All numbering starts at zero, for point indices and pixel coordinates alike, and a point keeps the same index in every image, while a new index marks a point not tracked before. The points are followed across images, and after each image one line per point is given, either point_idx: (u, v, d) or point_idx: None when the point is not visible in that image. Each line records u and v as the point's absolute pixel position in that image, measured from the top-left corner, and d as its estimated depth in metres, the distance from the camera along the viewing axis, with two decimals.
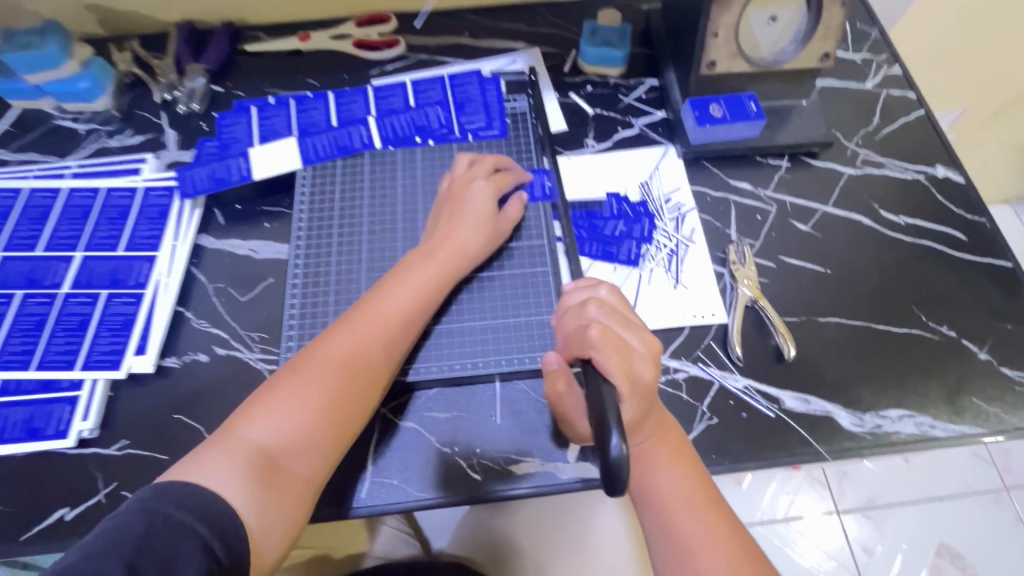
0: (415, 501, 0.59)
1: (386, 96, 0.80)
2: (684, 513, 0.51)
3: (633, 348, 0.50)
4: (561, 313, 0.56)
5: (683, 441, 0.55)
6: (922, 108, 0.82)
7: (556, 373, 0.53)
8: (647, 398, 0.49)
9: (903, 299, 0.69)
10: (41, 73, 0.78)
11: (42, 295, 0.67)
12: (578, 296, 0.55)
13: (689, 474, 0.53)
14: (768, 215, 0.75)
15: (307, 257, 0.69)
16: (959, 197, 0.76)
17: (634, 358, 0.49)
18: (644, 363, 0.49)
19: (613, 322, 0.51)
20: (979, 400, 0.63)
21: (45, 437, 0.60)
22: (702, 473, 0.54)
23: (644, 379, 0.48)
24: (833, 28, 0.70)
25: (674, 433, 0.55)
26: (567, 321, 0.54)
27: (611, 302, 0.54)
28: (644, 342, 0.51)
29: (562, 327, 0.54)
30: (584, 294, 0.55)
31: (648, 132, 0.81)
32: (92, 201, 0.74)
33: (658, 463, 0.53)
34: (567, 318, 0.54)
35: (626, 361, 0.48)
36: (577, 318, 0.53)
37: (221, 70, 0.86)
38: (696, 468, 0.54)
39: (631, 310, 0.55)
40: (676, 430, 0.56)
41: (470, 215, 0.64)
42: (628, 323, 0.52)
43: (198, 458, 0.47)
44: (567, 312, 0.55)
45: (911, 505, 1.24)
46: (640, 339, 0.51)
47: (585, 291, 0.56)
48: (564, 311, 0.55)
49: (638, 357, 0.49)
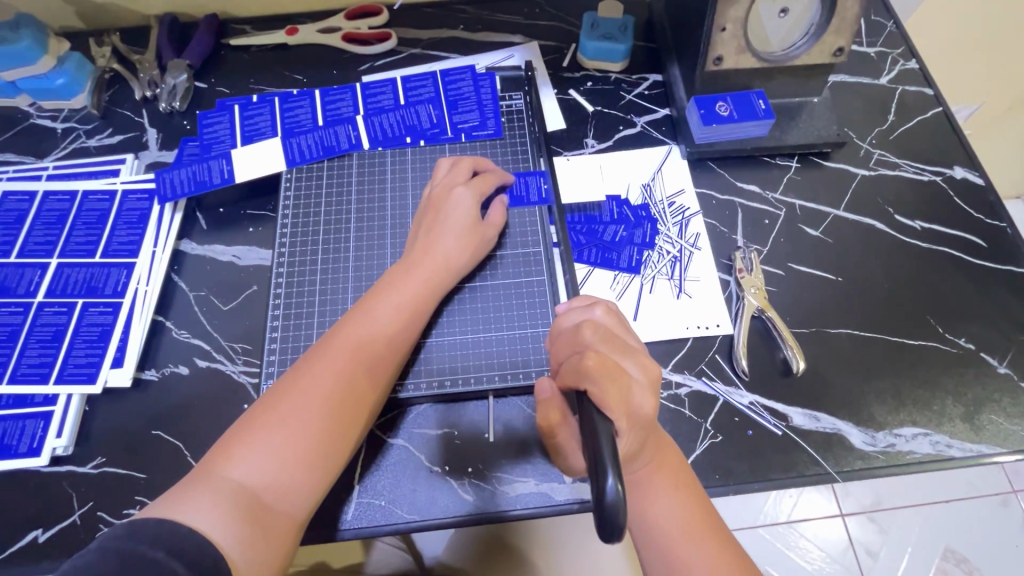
0: (406, 524, 0.56)
1: (375, 94, 0.76)
2: (684, 543, 0.48)
3: (630, 377, 0.47)
4: (556, 337, 0.53)
5: (682, 467, 0.52)
6: (940, 105, 0.78)
7: (549, 404, 0.48)
8: (645, 430, 0.47)
9: (919, 309, 0.66)
10: (15, 70, 0.74)
11: (15, 305, 0.65)
12: (572, 318, 0.52)
13: (689, 502, 0.50)
14: (777, 219, 0.71)
15: (292, 264, 0.66)
16: (978, 200, 0.72)
17: (631, 388, 0.46)
18: (642, 393, 0.47)
19: (609, 348, 0.49)
20: (997, 417, 0.60)
21: (17, 454, 0.58)
22: (703, 500, 0.51)
23: (642, 411, 0.46)
24: (849, 20, 0.65)
25: (673, 458, 0.52)
26: (561, 347, 0.51)
27: (607, 324, 0.51)
28: (640, 371, 0.48)
29: (557, 354, 0.52)
30: (578, 316, 0.52)
31: (652, 131, 0.77)
32: (68, 204, 0.71)
33: (656, 490, 0.50)
34: (562, 344, 0.51)
35: (623, 391, 0.45)
36: (572, 343, 0.50)
37: (206, 66, 0.82)
38: (696, 494, 0.51)
39: (628, 333, 0.52)
40: (675, 454, 0.53)
41: (456, 224, 0.61)
42: (625, 349, 0.49)
43: (176, 497, 0.43)
44: (562, 336, 0.52)
45: (917, 508, 1.21)
46: (637, 366, 0.49)
47: (580, 312, 0.53)
48: (558, 335, 0.53)
49: (636, 388, 0.47)
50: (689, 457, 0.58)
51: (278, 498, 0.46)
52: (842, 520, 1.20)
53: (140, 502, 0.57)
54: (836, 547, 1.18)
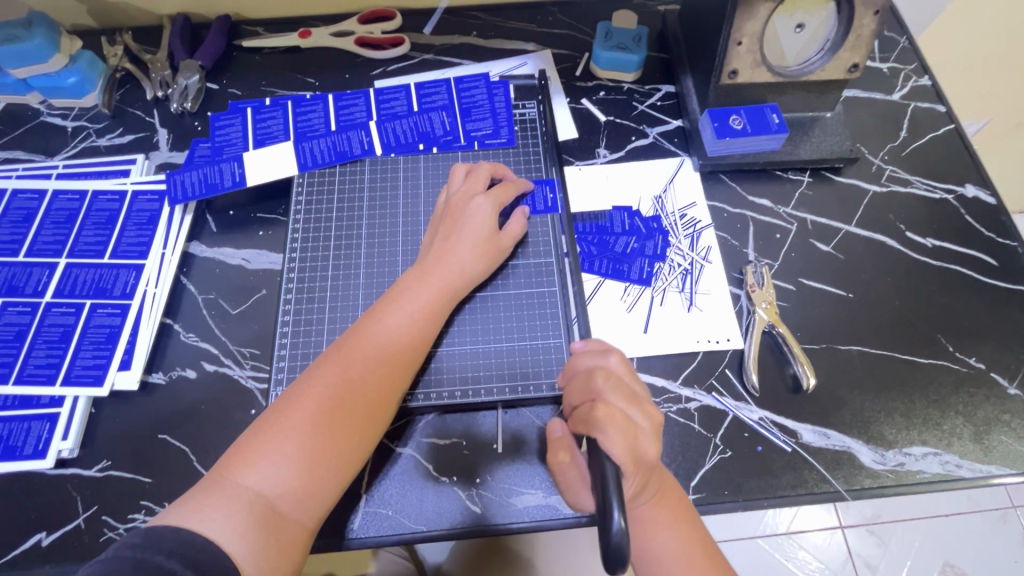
0: (412, 533, 0.56)
1: (389, 100, 0.76)
2: (684, 573, 0.49)
3: (635, 423, 0.48)
4: (570, 379, 0.54)
5: (682, 499, 0.52)
6: (952, 122, 0.78)
7: (559, 443, 0.53)
8: (646, 472, 0.48)
9: (929, 328, 0.65)
10: (27, 68, 0.74)
11: (22, 304, 0.64)
12: (586, 362, 0.53)
13: (689, 533, 0.51)
14: (788, 234, 0.71)
15: (302, 269, 0.66)
16: (989, 219, 0.72)
17: (637, 435, 0.48)
18: (646, 439, 0.48)
19: (620, 397, 0.49)
20: (1006, 438, 0.60)
21: (22, 456, 0.58)
22: (700, 530, 0.52)
23: (646, 455, 0.47)
24: (864, 37, 0.65)
25: (673, 491, 0.52)
26: (574, 391, 0.52)
27: (620, 373, 0.52)
28: (646, 418, 0.49)
29: (570, 397, 0.53)
30: (594, 361, 0.53)
31: (664, 142, 0.77)
32: (78, 203, 0.71)
33: (657, 524, 0.50)
34: (576, 389, 0.52)
35: (630, 439, 0.46)
36: (585, 388, 0.51)
37: (217, 67, 0.82)
38: (695, 525, 0.52)
39: (638, 380, 0.53)
40: (675, 484, 0.53)
41: (471, 233, 0.61)
42: (635, 399, 0.50)
43: (191, 506, 0.43)
44: (576, 378, 0.53)
45: (918, 522, 1.20)
46: (645, 414, 0.49)
47: (595, 358, 0.53)
48: (573, 377, 0.54)
49: (641, 434, 0.48)
50: (697, 473, 0.58)
51: (293, 507, 0.46)
52: (841, 533, 1.20)
53: (146, 507, 0.57)
54: (836, 559, 1.18)
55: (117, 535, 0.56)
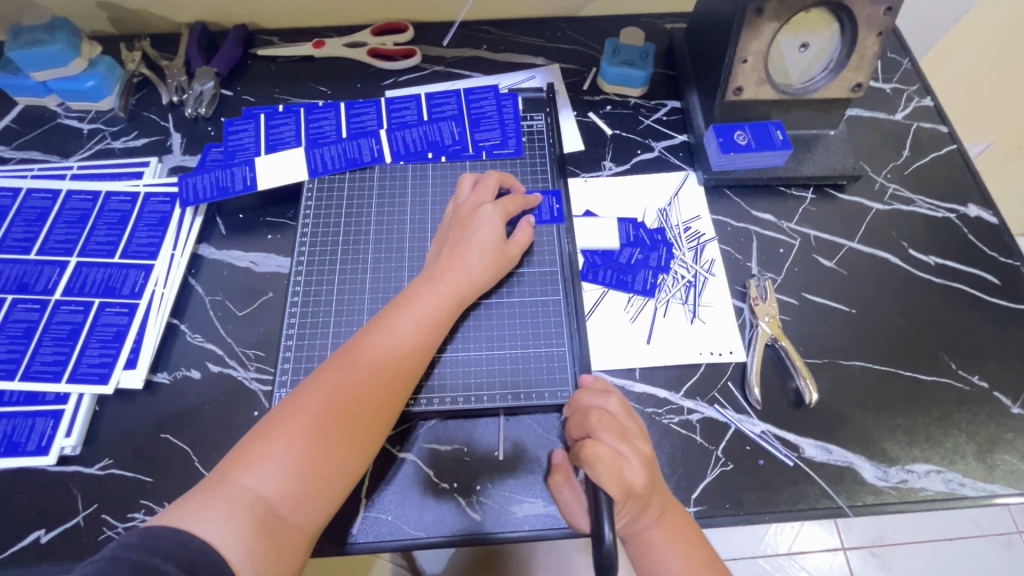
0: (411, 539, 0.55)
1: (399, 109, 0.77)
2: None
3: (622, 455, 0.50)
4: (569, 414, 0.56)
5: (686, 519, 0.53)
6: (955, 142, 0.79)
7: (558, 467, 0.56)
8: (637, 500, 0.49)
9: (933, 345, 0.66)
10: (48, 71, 0.76)
11: (32, 301, 0.65)
12: (586, 400, 0.55)
13: (695, 555, 0.51)
14: (792, 248, 0.72)
15: (309, 273, 0.67)
16: (992, 238, 0.72)
17: (626, 469, 0.49)
18: (636, 471, 0.49)
19: (611, 433, 0.51)
20: (1009, 457, 0.60)
21: (25, 452, 0.58)
22: (707, 550, 0.52)
23: (635, 484, 0.48)
24: (868, 57, 0.66)
25: (677, 513, 0.52)
26: (573, 425, 0.54)
27: (615, 412, 0.54)
28: (636, 452, 0.51)
29: (570, 430, 0.55)
30: (591, 400, 0.55)
31: (669, 156, 0.78)
32: (91, 204, 0.72)
33: (658, 544, 0.51)
34: (573, 424, 0.54)
35: (619, 474, 0.48)
36: (580, 424, 0.53)
37: (232, 74, 0.84)
38: (700, 544, 0.52)
39: (634, 419, 0.54)
40: (678, 504, 0.54)
41: (480, 241, 0.62)
42: (625, 436, 0.51)
43: (192, 505, 0.43)
44: (575, 414, 0.55)
45: (921, 545, 1.19)
46: (636, 450, 0.51)
47: (595, 396, 0.55)
48: (572, 413, 0.56)
49: (630, 468, 0.49)
50: (698, 486, 0.58)
51: (293, 511, 0.45)
52: (843, 554, 1.18)
53: (146, 506, 0.57)
54: None
55: (115, 534, 0.56)
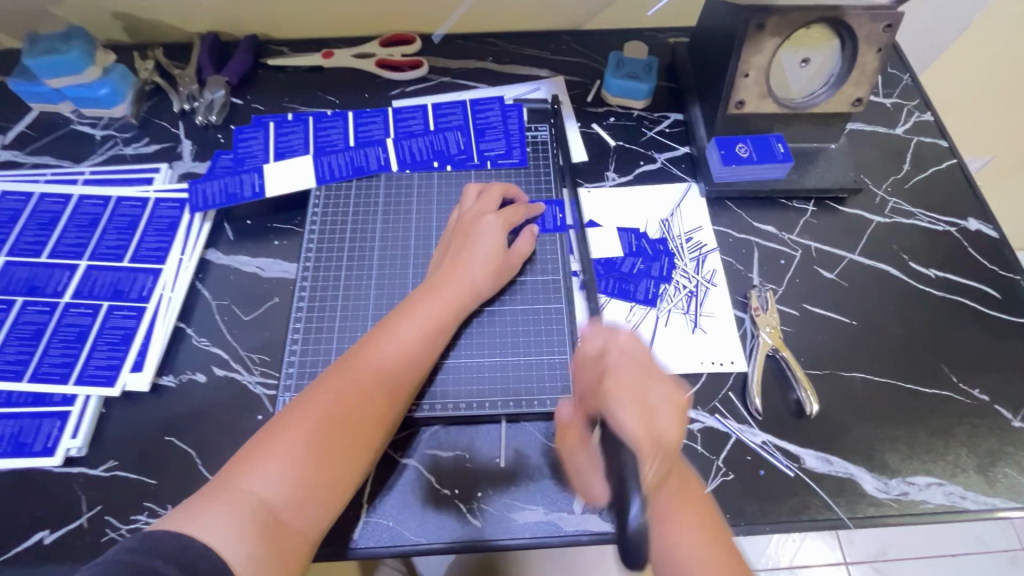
0: (410, 545, 0.55)
1: (406, 119, 0.79)
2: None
3: (647, 398, 0.48)
4: (581, 361, 0.55)
5: (703, 503, 0.52)
6: (955, 157, 0.80)
7: (569, 427, 0.54)
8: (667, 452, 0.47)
9: (933, 357, 0.66)
10: (62, 78, 0.77)
11: (42, 304, 0.66)
12: (597, 342, 0.54)
13: (710, 538, 0.50)
14: (793, 260, 0.72)
15: (315, 278, 0.68)
16: (992, 252, 0.73)
17: (652, 413, 0.47)
18: (663, 415, 0.48)
19: (632, 372, 0.50)
20: (1011, 471, 0.60)
21: (32, 453, 0.58)
22: (724, 537, 0.51)
23: (666, 433, 0.46)
24: (868, 72, 0.68)
25: (697, 495, 0.52)
26: (587, 371, 0.53)
27: (630, 350, 0.53)
28: (663, 395, 0.49)
29: (585, 377, 0.53)
30: (602, 340, 0.54)
31: (671, 167, 0.79)
32: (102, 209, 0.73)
33: (675, 522, 0.50)
34: (586, 369, 0.53)
35: (647, 418, 0.46)
36: (596, 367, 0.52)
37: (242, 83, 0.86)
38: (715, 529, 0.51)
39: (654, 359, 0.53)
40: (697, 489, 0.53)
41: (482, 250, 0.62)
42: (648, 376, 0.50)
43: (194, 508, 0.44)
44: (587, 360, 0.54)
45: (924, 560, 1.18)
46: (661, 391, 0.49)
47: (602, 338, 0.54)
48: (584, 359, 0.55)
49: (657, 412, 0.48)
50: None
51: (294, 515, 0.46)
52: (846, 569, 1.17)
53: (149, 509, 0.57)
54: None
55: (118, 536, 0.56)
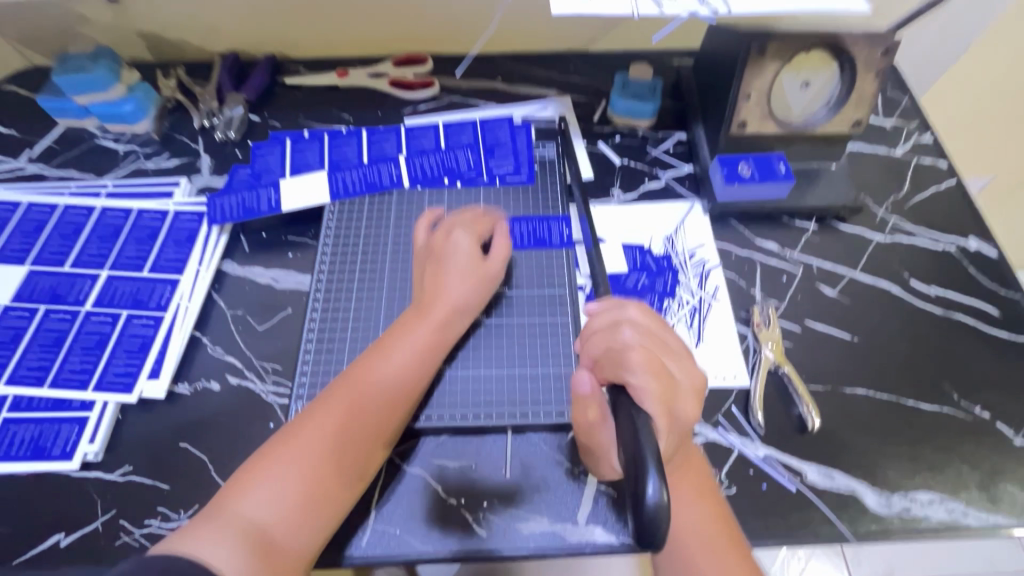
0: (417, 553, 0.56)
1: (417, 137, 0.81)
2: (705, 548, 0.51)
3: (668, 373, 0.51)
4: (589, 335, 0.56)
5: (706, 478, 0.54)
6: (954, 177, 0.82)
7: (588, 400, 0.52)
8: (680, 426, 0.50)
9: (934, 374, 0.67)
10: (89, 95, 0.80)
11: (64, 311, 0.68)
12: (608, 317, 0.55)
13: (712, 511, 0.52)
14: (795, 277, 0.74)
15: (327, 289, 0.70)
16: (992, 271, 0.74)
17: (674, 388, 0.50)
18: (680, 390, 0.50)
19: (651, 347, 0.52)
20: (1012, 488, 0.60)
21: (50, 457, 0.60)
22: (723, 511, 0.53)
23: (685, 410, 0.50)
24: (867, 95, 0.70)
25: (701, 471, 0.54)
26: (598, 343, 0.54)
27: (643, 323, 0.54)
28: (681, 370, 0.52)
29: (593, 349, 0.54)
30: (613, 316, 0.55)
31: (675, 185, 0.81)
32: (123, 220, 0.75)
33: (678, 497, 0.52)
34: (597, 341, 0.54)
35: (667, 393, 0.49)
36: (609, 339, 0.53)
37: (260, 100, 0.89)
38: (716, 502, 0.53)
39: (665, 330, 0.55)
40: (701, 466, 0.55)
41: (458, 269, 0.63)
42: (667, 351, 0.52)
43: (192, 528, 0.45)
44: (598, 332, 0.55)
45: None
46: (679, 366, 0.52)
47: (614, 314, 0.56)
48: (592, 334, 0.55)
49: (676, 387, 0.50)
50: None
51: (287, 535, 0.47)
52: None
53: (162, 513, 0.58)
54: None
55: (132, 540, 0.57)
